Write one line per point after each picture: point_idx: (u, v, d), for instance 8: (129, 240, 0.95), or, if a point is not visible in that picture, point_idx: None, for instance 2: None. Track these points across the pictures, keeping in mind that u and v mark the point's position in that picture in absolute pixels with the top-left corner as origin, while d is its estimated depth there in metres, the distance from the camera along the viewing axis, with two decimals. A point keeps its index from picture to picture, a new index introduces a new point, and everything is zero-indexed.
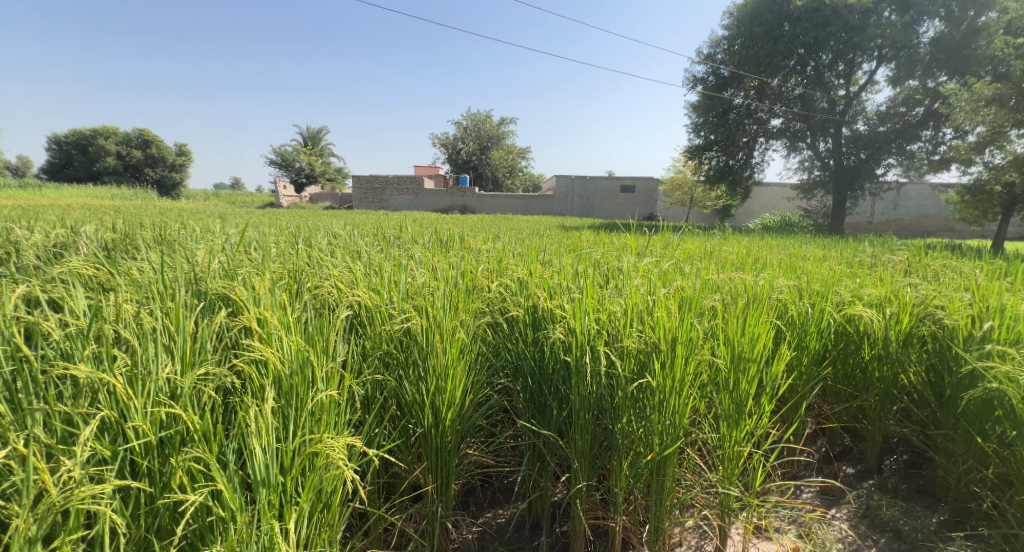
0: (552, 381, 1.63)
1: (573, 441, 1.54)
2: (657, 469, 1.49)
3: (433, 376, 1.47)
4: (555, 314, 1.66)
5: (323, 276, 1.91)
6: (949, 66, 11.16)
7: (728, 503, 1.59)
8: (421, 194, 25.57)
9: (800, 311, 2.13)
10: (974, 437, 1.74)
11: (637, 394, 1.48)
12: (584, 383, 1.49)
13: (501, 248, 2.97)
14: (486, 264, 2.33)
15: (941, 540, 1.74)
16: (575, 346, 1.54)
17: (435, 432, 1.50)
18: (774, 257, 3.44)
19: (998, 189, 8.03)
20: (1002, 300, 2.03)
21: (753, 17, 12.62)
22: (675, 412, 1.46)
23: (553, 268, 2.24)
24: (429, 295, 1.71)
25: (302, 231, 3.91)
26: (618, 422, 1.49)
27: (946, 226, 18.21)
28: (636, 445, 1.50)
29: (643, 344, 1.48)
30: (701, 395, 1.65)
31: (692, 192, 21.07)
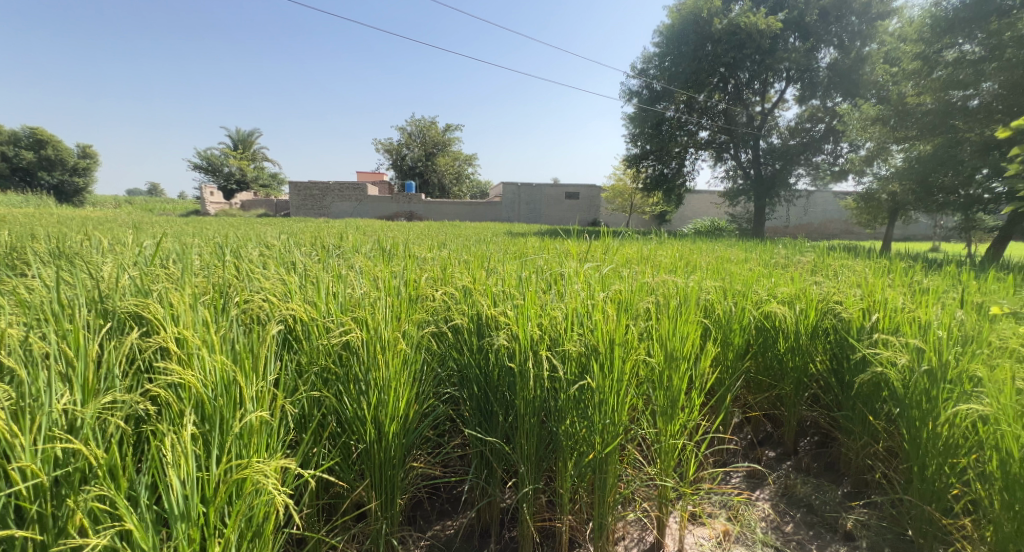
0: (497, 388, 1.69)
1: (519, 445, 1.61)
2: (598, 467, 1.59)
3: (375, 389, 1.49)
4: (498, 320, 1.72)
5: (253, 290, 1.87)
6: (843, 88, 12.54)
7: (665, 494, 1.72)
8: (363, 201, 24.84)
9: (724, 310, 2.33)
10: (867, 416, 1.99)
11: (578, 395, 1.57)
12: (528, 388, 1.56)
13: (446, 256, 3.02)
14: (430, 272, 2.36)
15: (845, 510, 1.96)
16: (518, 351, 1.60)
17: (378, 446, 1.51)
18: (702, 260, 3.71)
19: (884, 197, 9.02)
20: (885, 295, 2.32)
21: (679, 37, 13.34)
22: (614, 411, 1.57)
23: (497, 275, 2.30)
24: (369, 306, 1.72)
25: (231, 242, 3.73)
26: (562, 423, 1.57)
27: (848, 229, 20.20)
28: (579, 445, 1.59)
29: (584, 347, 1.58)
30: (640, 393, 1.77)
31: (631, 198, 21.97)
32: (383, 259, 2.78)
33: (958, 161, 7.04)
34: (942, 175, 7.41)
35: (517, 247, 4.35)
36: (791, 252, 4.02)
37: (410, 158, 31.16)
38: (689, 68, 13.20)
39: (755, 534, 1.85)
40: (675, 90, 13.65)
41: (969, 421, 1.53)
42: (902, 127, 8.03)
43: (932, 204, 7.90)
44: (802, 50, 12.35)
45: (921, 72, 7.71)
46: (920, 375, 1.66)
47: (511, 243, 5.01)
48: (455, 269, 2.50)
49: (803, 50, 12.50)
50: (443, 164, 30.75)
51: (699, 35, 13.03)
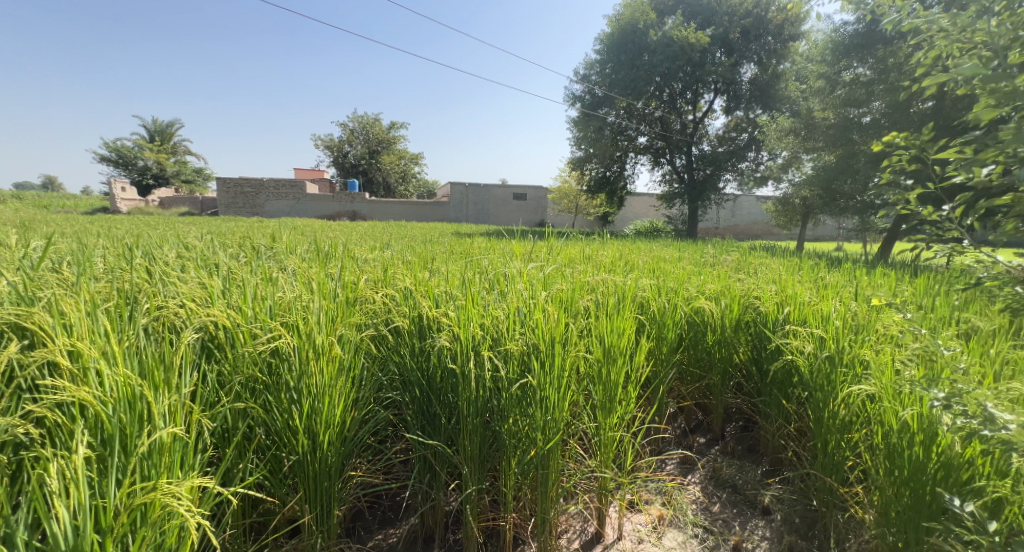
0: (440, 390, 1.69)
1: (462, 447, 1.62)
2: (540, 463, 1.64)
3: (307, 396, 1.47)
4: (440, 321, 1.73)
5: (168, 296, 1.75)
6: (761, 101, 13.68)
7: (605, 485, 1.80)
8: (301, 200, 23.79)
9: (659, 307, 2.48)
10: (781, 400, 2.19)
11: (520, 393, 1.61)
12: (470, 389, 1.59)
13: (389, 256, 2.99)
14: (370, 274, 2.33)
15: (763, 487, 2.14)
16: (460, 352, 1.62)
17: (312, 457, 1.48)
18: (641, 259, 3.91)
19: (797, 202, 9.85)
20: (795, 290, 2.56)
21: (617, 46, 13.80)
22: (555, 408, 1.63)
23: (440, 276, 2.32)
24: (301, 311, 1.67)
25: (148, 243, 3.48)
26: (505, 422, 1.61)
27: (769, 231, 21.84)
28: (522, 443, 1.63)
29: (526, 346, 1.63)
30: (580, 389, 1.84)
31: (575, 200, 22.51)
32: (318, 261, 2.69)
33: (855, 170, 7.82)
34: (845, 182, 8.20)
35: (463, 247, 4.38)
36: (719, 251, 4.30)
37: (353, 156, 30.24)
38: (628, 76, 13.65)
39: (686, 516, 1.99)
40: (615, 97, 14.12)
41: (862, 404, 1.70)
42: (811, 138, 8.80)
43: (835, 208, 8.72)
44: (728, 64, 13.20)
45: (826, 89, 8.48)
46: (823, 360, 1.86)
47: (457, 243, 5.04)
48: (397, 270, 2.49)
49: (728, 65, 13.34)
50: (387, 163, 30.09)
51: (637, 45, 13.47)
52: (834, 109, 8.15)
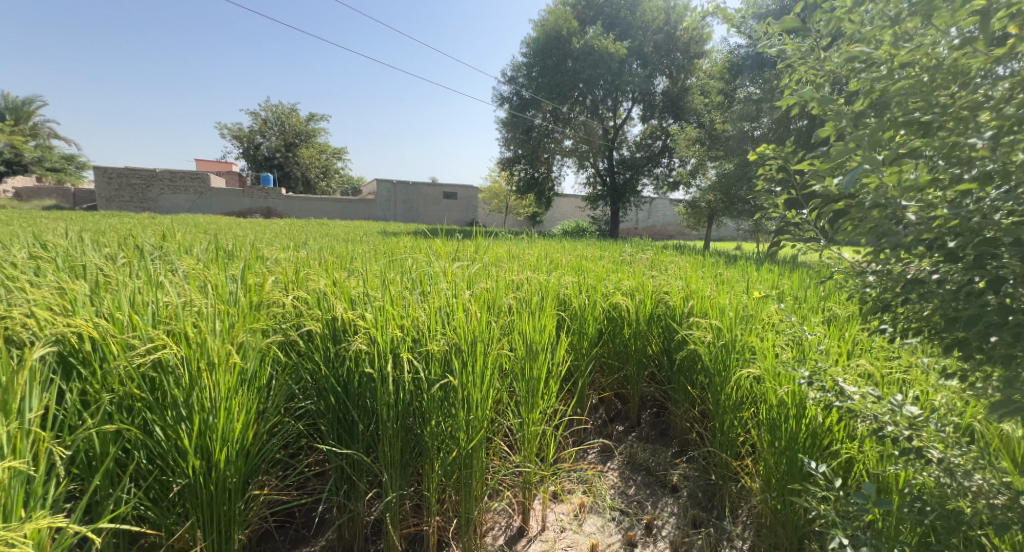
0: (358, 396, 1.61)
1: (382, 454, 1.56)
2: (463, 463, 1.63)
3: (199, 412, 1.29)
4: (355, 324, 1.64)
5: (22, 303, 1.51)
6: (673, 112, 14.72)
7: (529, 478, 1.83)
8: (204, 195, 21.75)
9: (579, 303, 2.62)
10: (687, 386, 2.39)
11: (442, 394, 1.59)
12: (388, 392, 1.53)
13: (304, 256, 2.86)
14: (279, 276, 2.20)
15: (672, 466, 2.32)
16: (378, 354, 1.56)
17: (206, 479, 1.31)
18: (565, 258, 4.07)
19: (704, 205, 10.66)
20: (699, 286, 2.81)
21: (542, 50, 14.17)
22: (477, 406, 1.62)
23: (358, 277, 2.24)
24: (192, 318, 1.51)
25: (7, 243, 3.02)
26: (427, 425, 1.57)
27: (682, 231, 23.47)
28: (446, 444, 1.60)
29: (446, 345, 1.61)
30: (504, 386, 1.85)
31: (504, 200, 22.74)
32: (219, 263, 2.49)
33: (749, 178, 8.62)
34: (742, 188, 9.00)
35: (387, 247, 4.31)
36: (635, 250, 4.56)
37: (268, 149, 28.36)
38: (553, 80, 14.08)
39: (604, 500, 2.10)
40: (541, 100, 14.46)
41: (749, 385, 1.91)
42: (715, 147, 9.57)
43: (734, 212, 9.54)
44: (643, 75, 13.99)
45: (726, 103, 9.26)
46: (720, 347, 2.08)
47: (381, 243, 4.94)
48: (312, 270, 2.38)
49: (644, 76, 14.08)
50: (307, 157, 28.55)
51: (560, 51, 14.07)
52: (732, 122, 8.94)
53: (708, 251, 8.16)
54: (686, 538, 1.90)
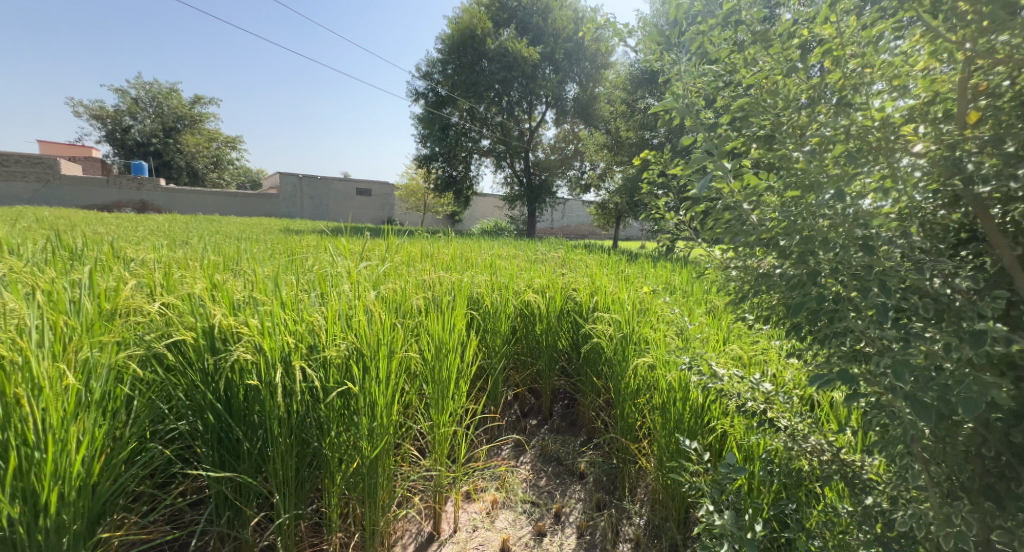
0: (244, 412, 1.38)
1: (273, 473, 1.37)
2: (368, 473, 1.51)
3: (19, 449, 0.99)
4: (237, 332, 1.40)
5: None
6: (583, 118, 15.32)
7: (439, 482, 1.77)
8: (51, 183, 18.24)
9: (491, 302, 2.65)
10: (592, 377, 2.53)
11: (343, 403, 1.46)
12: (278, 406, 1.35)
13: (183, 258, 2.56)
14: (146, 278, 1.91)
15: (579, 454, 2.44)
16: (266, 365, 1.37)
17: (30, 532, 0.99)
18: (476, 257, 4.09)
19: (612, 208, 11.29)
20: (603, 283, 2.98)
21: (457, 48, 14.14)
22: (383, 413, 1.51)
23: (246, 278, 2.03)
24: (10, 333, 1.18)
25: None
26: (326, 437, 1.43)
27: (592, 231, 24.67)
28: (347, 456, 1.48)
29: (346, 351, 1.48)
30: (413, 389, 1.78)
31: (420, 199, 22.33)
32: (59, 267, 2.09)
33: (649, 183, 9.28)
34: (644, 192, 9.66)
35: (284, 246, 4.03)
36: (546, 249, 4.69)
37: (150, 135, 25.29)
38: (469, 79, 14.09)
39: (516, 494, 2.16)
40: (457, 98, 14.42)
41: (645, 373, 2.06)
42: (620, 153, 10.16)
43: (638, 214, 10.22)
44: (555, 81, 14.48)
45: (630, 112, 9.88)
46: (619, 338, 2.25)
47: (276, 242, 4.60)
48: (192, 271, 2.13)
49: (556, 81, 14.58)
50: (199, 146, 25.89)
51: (475, 50, 14.12)
52: (635, 130, 9.56)
53: (611, 250, 8.69)
54: (590, 522, 2.01)
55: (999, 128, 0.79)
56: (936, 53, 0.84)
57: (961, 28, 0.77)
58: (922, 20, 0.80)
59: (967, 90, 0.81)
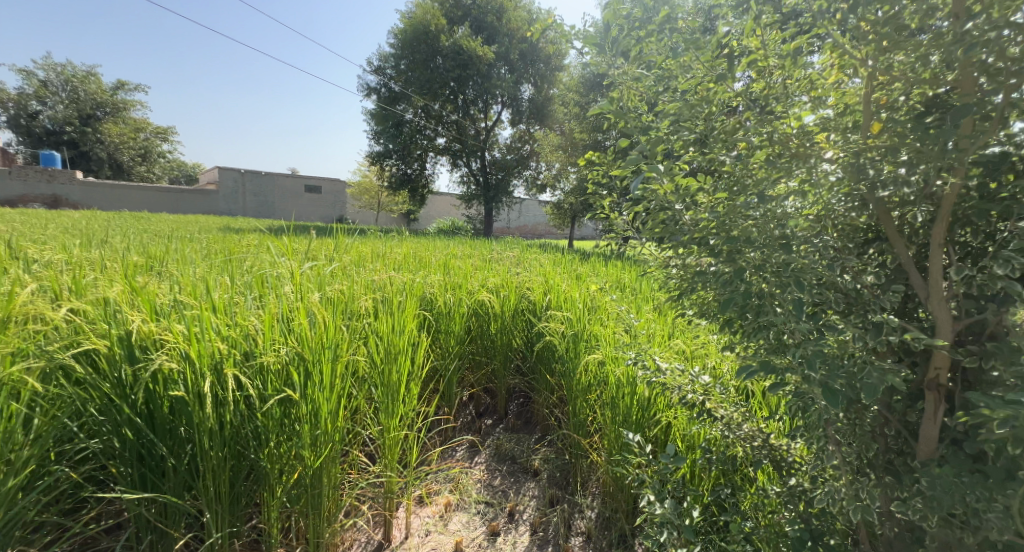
0: (168, 426, 1.25)
1: (203, 491, 1.25)
2: (311, 484, 1.41)
3: None
4: (158, 339, 1.26)
5: None
6: (538, 119, 15.48)
7: (389, 488, 1.72)
8: None
9: (444, 302, 2.62)
10: (545, 375, 2.56)
11: (283, 411, 1.34)
12: (207, 419, 1.21)
13: (106, 258, 2.38)
14: (58, 280, 1.75)
15: (533, 452, 2.47)
16: (193, 374, 1.23)
17: None
18: (430, 256, 4.05)
19: (566, 208, 11.49)
20: (556, 282, 3.03)
21: (411, 44, 13.94)
22: (329, 420, 1.40)
23: (177, 279, 1.90)
24: None
25: None
26: (264, 449, 1.31)
27: (548, 231, 24.98)
28: (289, 467, 1.36)
29: (287, 356, 1.35)
30: (361, 394, 1.72)
31: (374, 197, 21.82)
32: None
33: None
34: None
35: (223, 244, 3.84)
36: (500, 248, 4.72)
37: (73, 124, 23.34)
38: (423, 76, 13.92)
39: (470, 496, 2.16)
40: (411, 94, 14.21)
41: (595, 368, 2.11)
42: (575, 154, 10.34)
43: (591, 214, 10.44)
44: (510, 81, 14.53)
45: (584, 114, 10.07)
46: (571, 335, 2.30)
47: (215, 241, 4.37)
48: (116, 272, 1.98)
49: (512, 81, 14.65)
50: (131, 138, 24.15)
51: (429, 47, 13.96)
52: (588, 132, 9.76)
53: (564, 249, 8.85)
54: (543, 518, 2.04)
55: (897, 138, 0.89)
56: (844, 68, 0.92)
57: (865, 46, 0.85)
58: (833, 37, 0.87)
59: (870, 103, 0.90)
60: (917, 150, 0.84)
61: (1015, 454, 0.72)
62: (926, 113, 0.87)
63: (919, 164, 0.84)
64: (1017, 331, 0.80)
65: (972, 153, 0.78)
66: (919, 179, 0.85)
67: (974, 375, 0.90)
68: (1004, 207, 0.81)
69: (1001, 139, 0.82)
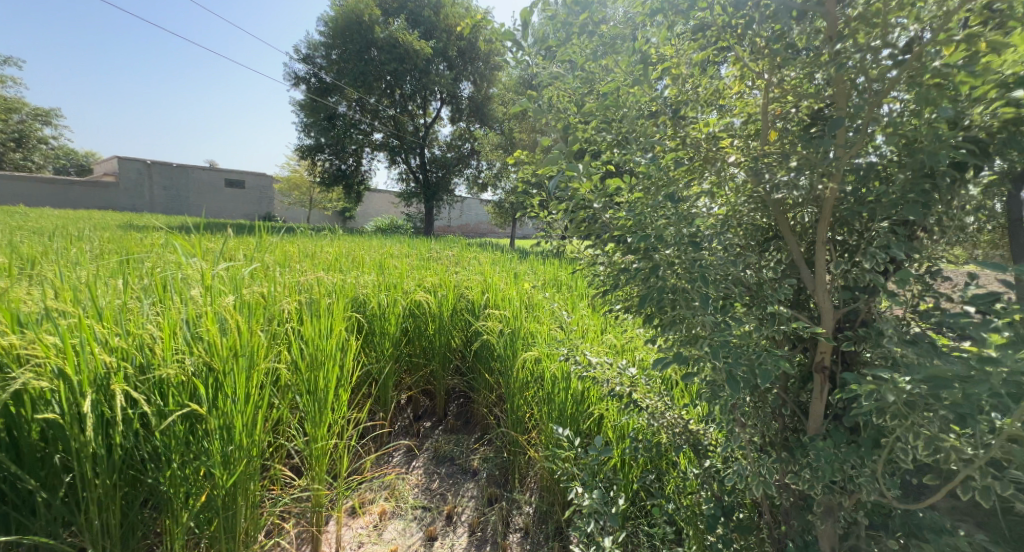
0: (37, 457, 1.11)
1: (88, 524, 1.11)
2: (225, 505, 1.29)
3: None
4: (22, 357, 1.10)
5: None
6: (478, 117, 15.42)
7: (318, 501, 1.64)
8: None
9: (378, 303, 2.53)
10: (484, 374, 2.56)
11: (189, 428, 1.22)
12: (91, 442, 1.08)
13: None
14: None
15: (472, 452, 2.45)
16: (69, 393, 1.08)
17: None
18: (365, 256, 3.93)
19: (507, 206, 11.52)
20: (494, 281, 3.02)
21: (343, 33, 13.42)
22: (242, 435, 1.29)
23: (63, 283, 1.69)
24: None
25: None
26: (165, 471, 1.19)
27: (490, 230, 24.98)
28: (196, 488, 1.24)
29: (189, 368, 1.21)
30: (284, 403, 1.62)
31: (307, 194, 20.80)
32: None
33: None
34: None
35: (130, 243, 3.50)
36: (441, 247, 4.67)
37: None
38: (358, 68, 13.44)
39: (406, 502, 2.10)
40: (345, 87, 13.67)
41: (532, 365, 2.14)
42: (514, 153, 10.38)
43: None
44: (449, 77, 14.33)
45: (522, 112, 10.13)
46: (508, 334, 2.30)
47: (122, 239, 3.99)
48: None
49: (451, 78, 14.48)
50: (22, 123, 21.50)
51: (364, 38, 13.49)
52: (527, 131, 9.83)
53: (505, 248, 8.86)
54: (481, 518, 2.04)
55: (788, 145, 0.97)
56: (744, 78, 1.00)
57: (761, 60, 0.93)
58: (734, 50, 0.95)
59: (767, 113, 0.98)
60: (803, 157, 0.93)
61: (882, 428, 0.82)
62: (811, 125, 0.97)
63: (805, 169, 0.93)
64: (885, 318, 0.91)
65: (845, 160, 0.88)
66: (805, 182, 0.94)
67: (852, 357, 1.01)
68: (871, 209, 0.92)
69: (869, 149, 0.93)
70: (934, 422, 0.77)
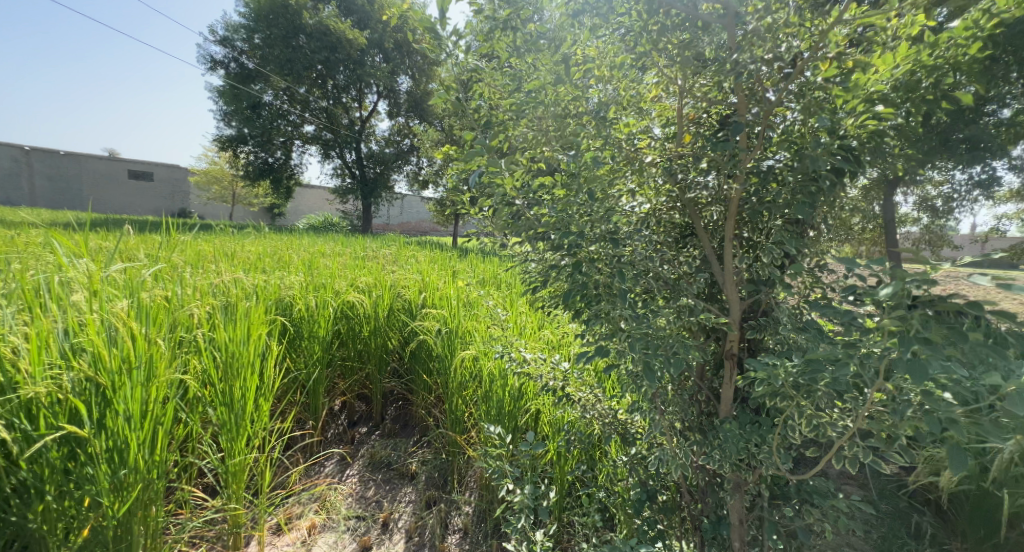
0: None
1: None
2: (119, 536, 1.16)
3: None
4: None
5: None
6: (417, 111, 15.04)
7: (236, 520, 1.51)
8: None
9: (307, 304, 2.38)
10: (423, 375, 2.48)
11: (68, 453, 1.08)
12: None
13: None
14: None
15: (410, 455, 2.37)
16: None
17: None
18: (296, 255, 3.72)
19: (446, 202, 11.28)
20: (433, 281, 2.94)
21: (267, 17, 12.64)
22: (140, 457, 1.16)
23: None
24: None
25: None
26: (34, 505, 1.05)
27: (433, 229, 24.50)
28: (76, 522, 1.11)
29: (69, 384, 1.07)
30: (194, 418, 1.47)
31: (233, 189, 19.43)
32: None
33: None
34: None
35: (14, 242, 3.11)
36: (379, 246, 4.51)
37: None
38: (284, 55, 12.70)
39: (340, 513, 2.00)
40: (271, 74, 12.88)
41: (470, 365, 2.10)
42: None
43: None
44: (385, 69, 13.87)
45: None
46: (446, 334, 2.24)
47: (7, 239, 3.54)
48: None
49: (387, 70, 14.02)
50: None
51: (290, 24, 12.75)
52: None
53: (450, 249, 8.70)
54: (419, 522, 1.98)
55: (700, 148, 1.02)
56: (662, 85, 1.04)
57: (674, 67, 0.97)
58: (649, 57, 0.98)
59: (682, 118, 1.02)
60: (712, 160, 0.98)
61: (778, 409, 0.88)
62: (721, 129, 1.02)
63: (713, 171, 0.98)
64: (780, 306, 0.99)
65: (745, 162, 0.94)
66: (714, 182, 0.99)
67: (757, 346, 1.08)
68: (769, 209, 0.97)
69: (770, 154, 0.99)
70: (819, 400, 0.84)
